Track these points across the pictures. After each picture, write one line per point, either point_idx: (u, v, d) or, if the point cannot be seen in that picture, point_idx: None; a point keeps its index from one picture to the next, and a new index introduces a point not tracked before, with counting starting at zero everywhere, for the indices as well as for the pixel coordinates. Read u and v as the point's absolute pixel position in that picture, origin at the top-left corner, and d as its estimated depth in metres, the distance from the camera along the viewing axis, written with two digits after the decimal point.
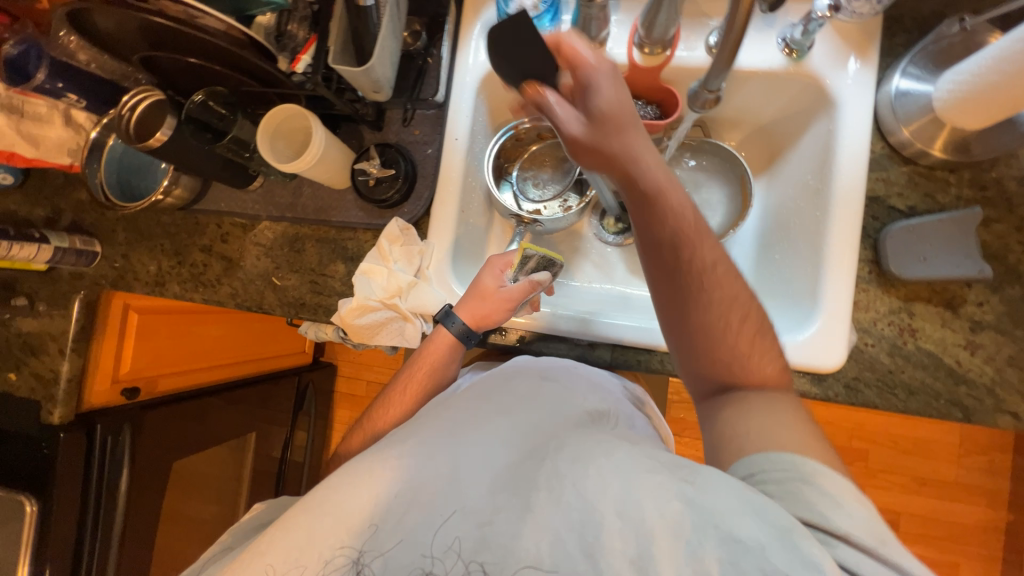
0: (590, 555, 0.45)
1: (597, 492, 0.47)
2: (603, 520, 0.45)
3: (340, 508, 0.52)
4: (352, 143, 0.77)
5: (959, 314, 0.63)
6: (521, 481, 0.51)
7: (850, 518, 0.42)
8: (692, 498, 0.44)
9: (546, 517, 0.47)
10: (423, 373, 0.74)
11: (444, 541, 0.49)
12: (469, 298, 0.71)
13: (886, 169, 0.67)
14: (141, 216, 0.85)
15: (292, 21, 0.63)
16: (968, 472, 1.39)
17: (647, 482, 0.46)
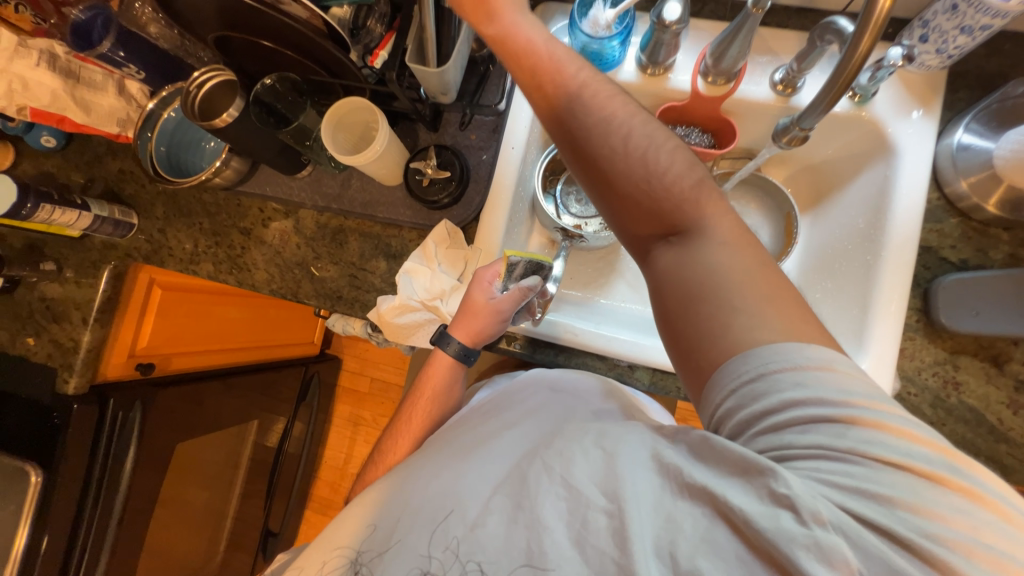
0: (578, 544, 0.43)
1: (581, 474, 0.46)
2: (587, 503, 0.44)
3: (354, 524, 0.57)
4: (407, 142, 0.77)
5: (1004, 371, 0.63)
6: (517, 474, 0.51)
7: (810, 428, 0.37)
8: (667, 462, 0.42)
9: (536, 507, 0.46)
10: (426, 401, 0.74)
11: (442, 542, 0.49)
12: (459, 315, 0.70)
13: (940, 220, 0.67)
14: (182, 192, 0.85)
15: (371, 16, 0.61)
16: None
17: (630, 456, 0.45)
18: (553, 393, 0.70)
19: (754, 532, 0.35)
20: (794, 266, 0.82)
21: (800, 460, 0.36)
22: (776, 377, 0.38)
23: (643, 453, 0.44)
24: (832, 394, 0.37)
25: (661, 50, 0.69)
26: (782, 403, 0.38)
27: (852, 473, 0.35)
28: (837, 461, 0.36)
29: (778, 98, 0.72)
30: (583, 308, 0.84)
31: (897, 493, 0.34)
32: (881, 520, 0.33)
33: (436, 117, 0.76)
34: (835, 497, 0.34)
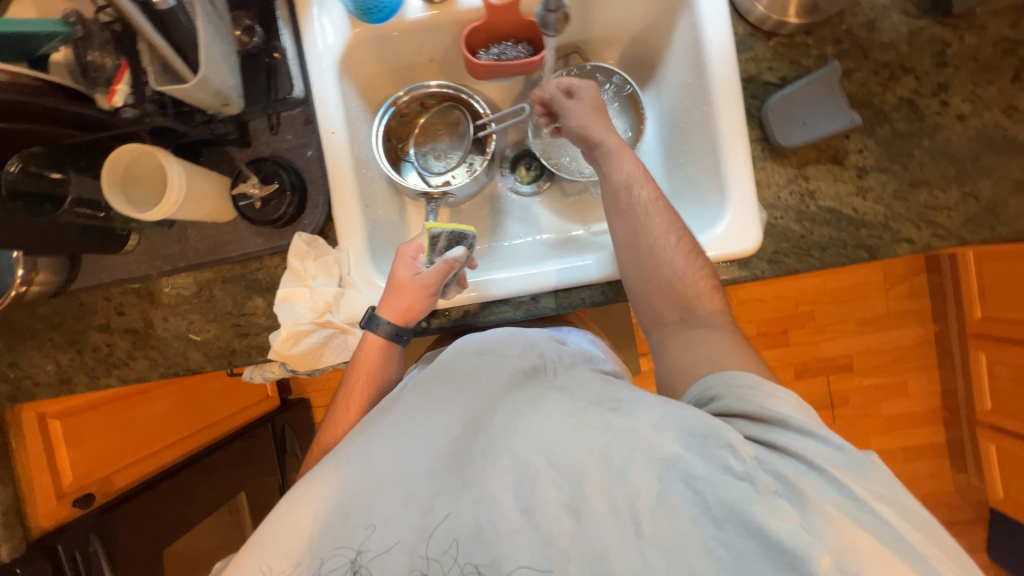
0: (528, 512, 0.45)
1: (530, 447, 0.47)
2: (538, 475, 0.46)
3: (295, 531, 0.49)
4: (224, 168, 0.70)
5: (846, 165, 0.67)
6: (461, 455, 0.49)
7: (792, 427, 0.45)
8: (616, 428, 0.46)
9: (485, 487, 0.46)
10: (363, 383, 0.68)
11: (434, 541, 0.45)
12: (386, 296, 0.67)
13: (752, 48, 0.69)
14: (12, 316, 0.75)
15: (92, 49, 0.54)
16: (897, 300, 1.55)
17: (575, 426, 0.47)
18: (479, 357, 0.60)
19: (711, 494, 0.41)
20: (654, 140, 0.83)
21: (777, 438, 0.44)
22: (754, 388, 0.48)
23: (589, 419, 0.47)
24: (789, 400, 0.47)
25: None
26: (759, 398, 0.47)
27: (808, 456, 0.42)
28: (801, 441, 0.43)
29: None
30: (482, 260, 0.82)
31: (840, 477, 0.41)
32: (826, 492, 0.40)
33: (242, 131, 0.69)
34: (788, 468, 0.41)
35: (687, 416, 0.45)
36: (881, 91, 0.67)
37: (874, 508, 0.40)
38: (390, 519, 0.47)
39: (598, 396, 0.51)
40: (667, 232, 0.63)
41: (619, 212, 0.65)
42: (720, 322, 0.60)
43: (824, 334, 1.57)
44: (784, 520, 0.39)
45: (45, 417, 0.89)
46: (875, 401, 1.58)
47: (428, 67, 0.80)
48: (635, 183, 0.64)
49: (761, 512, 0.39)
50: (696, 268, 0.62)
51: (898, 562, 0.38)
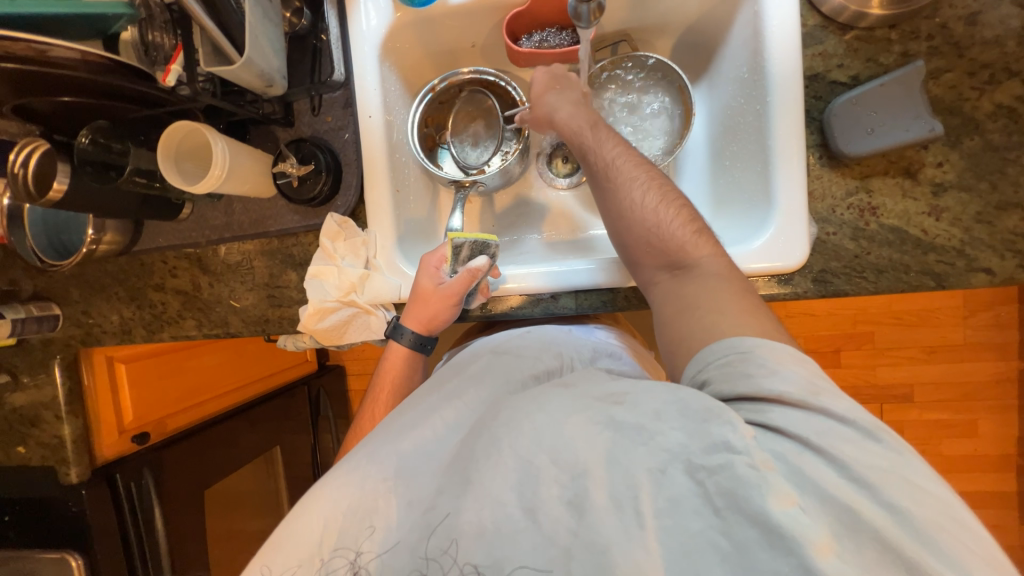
0: (530, 511, 0.42)
1: (532, 445, 0.44)
2: (541, 473, 0.43)
3: (306, 531, 0.49)
4: (269, 147, 0.73)
5: (919, 180, 0.59)
6: (465, 455, 0.47)
7: (791, 393, 0.40)
8: (620, 423, 0.43)
9: (486, 484, 0.44)
10: (388, 394, 0.72)
11: (439, 536, 0.43)
12: (411, 304, 0.70)
13: (821, 41, 0.62)
14: (87, 269, 0.84)
15: (154, 29, 0.58)
16: (977, 331, 1.38)
17: (578, 424, 0.44)
18: (496, 357, 0.61)
19: (711, 482, 0.38)
20: (701, 138, 0.78)
21: (772, 415, 0.39)
22: (749, 352, 0.44)
23: (592, 416, 0.44)
24: (788, 368, 0.42)
25: None
26: (750, 378, 0.42)
27: (811, 435, 0.38)
28: (801, 419, 0.39)
29: None
30: (507, 253, 0.81)
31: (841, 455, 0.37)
32: (826, 472, 0.36)
33: (287, 111, 0.72)
34: (788, 448, 0.38)
35: (678, 408, 0.41)
36: (974, 96, 0.58)
37: (878, 487, 0.36)
38: (394, 519, 0.47)
39: (603, 390, 0.48)
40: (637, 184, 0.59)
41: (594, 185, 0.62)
42: (715, 269, 0.53)
43: (882, 359, 1.43)
44: (782, 503, 0.35)
45: (113, 360, 1.00)
46: (934, 437, 1.44)
47: (470, 52, 0.79)
48: (615, 166, 0.60)
49: (762, 497, 0.36)
50: (680, 215, 0.57)
51: (903, 547, 0.34)
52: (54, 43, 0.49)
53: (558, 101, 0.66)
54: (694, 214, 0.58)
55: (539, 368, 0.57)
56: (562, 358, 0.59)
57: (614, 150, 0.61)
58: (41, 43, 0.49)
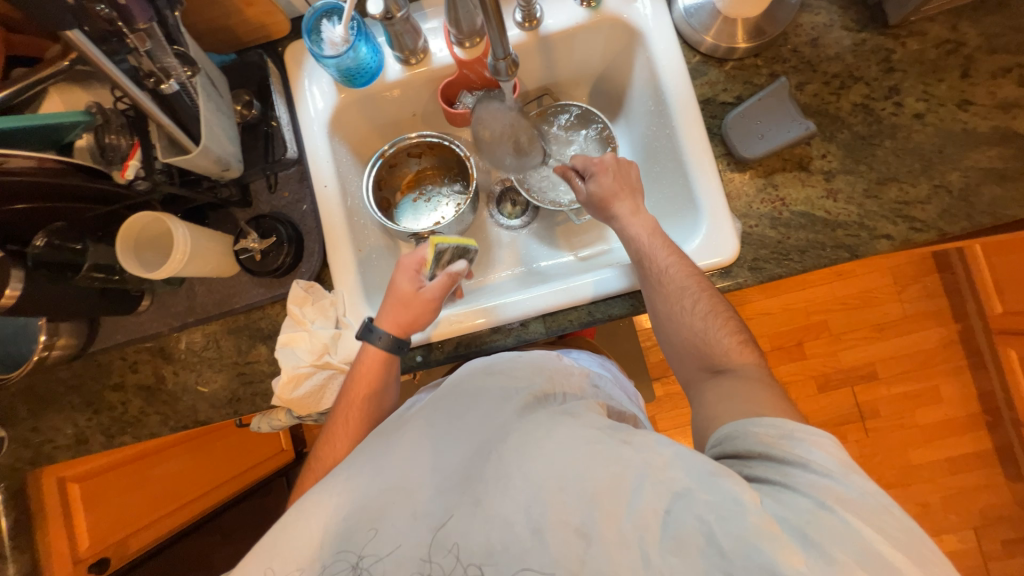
0: (537, 533, 0.43)
1: (545, 469, 0.46)
2: (548, 496, 0.44)
3: (302, 537, 0.49)
4: (228, 228, 0.76)
5: (812, 171, 0.69)
6: (473, 475, 0.49)
7: (813, 472, 0.43)
8: (627, 457, 0.45)
9: (494, 507, 0.45)
10: (360, 400, 0.67)
11: (442, 550, 0.45)
12: (388, 304, 0.69)
13: (705, 73, 0.74)
14: (37, 381, 0.79)
15: (110, 132, 0.61)
16: (911, 303, 1.51)
17: (587, 452, 0.46)
18: (487, 377, 0.58)
19: (720, 526, 0.39)
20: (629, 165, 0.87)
21: (794, 478, 0.43)
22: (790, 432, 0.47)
23: (602, 448, 0.46)
24: (817, 446, 0.45)
25: (406, 38, 0.72)
26: (784, 451, 0.46)
27: (816, 495, 0.41)
28: (813, 480, 0.42)
29: (528, 34, 0.76)
30: (475, 293, 0.84)
31: (842, 510, 0.40)
32: (842, 534, 0.38)
33: (243, 192, 0.75)
34: (790, 505, 0.41)
35: (695, 461, 0.43)
36: (834, 99, 0.70)
37: (871, 531, 0.39)
38: (394, 530, 0.47)
39: (610, 427, 0.50)
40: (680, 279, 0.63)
41: (648, 289, 0.66)
42: (755, 374, 0.58)
43: (839, 344, 1.52)
44: (788, 557, 0.37)
45: (63, 480, 0.91)
46: (907, 410, 1.50)
47: (412, 120, 0.87)
48: (648, 255, 0.66)
49: (770, 549, 0.37)
50: (726, 326, 0.62)
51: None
52: (11, 154, 0.53)
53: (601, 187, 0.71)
54: (737, 323, 0.62)
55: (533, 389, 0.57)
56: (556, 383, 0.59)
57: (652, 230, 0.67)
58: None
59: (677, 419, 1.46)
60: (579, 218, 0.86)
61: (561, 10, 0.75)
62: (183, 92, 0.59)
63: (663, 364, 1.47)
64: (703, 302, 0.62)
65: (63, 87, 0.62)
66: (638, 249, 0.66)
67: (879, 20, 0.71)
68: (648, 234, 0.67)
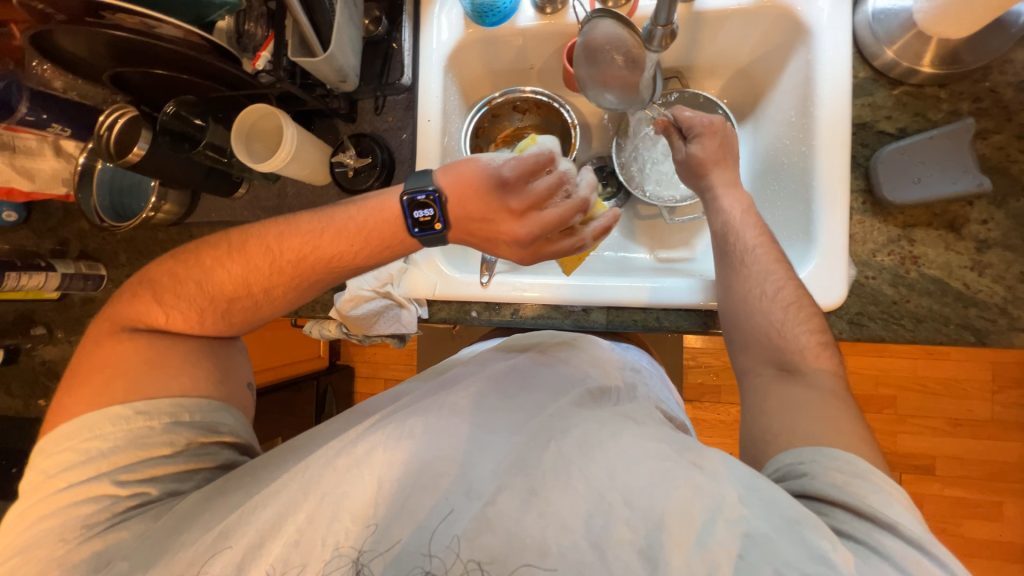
0: (597, 546, 0.41)
1: (605, 478, 0.44)
2: (611, 509, 0.42)
3: (347, 491, 0.46)
4: (329, 139, 0.77)
5: (963, 235, 0.60)
6: (530, 461, 0.46)
7: (896, 533, 0.41)
8: (700, 485, 0.43)
9: (553, 503, 0.43)
10: (336, 260, 0.59)
11: (479, 521, 0.42)
12: (469, 175, 0.59)
13: (870, 93, 0.65)
14: (138, 235, 0.86)
15: (249, 20, 0.64)
16: (1004, 409, 1.33)
17: (657, 469, 0.44)
18: (542, 359, 0.60)
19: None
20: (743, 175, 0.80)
21: (877, 538, 0.41)
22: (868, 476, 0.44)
23: (671, 468, 0.44)
24: (900, 503, 0.43)
25: None
26: (859, 492, 0.43)
27: (905, 564, 0.39)
28: (898, 544, 0.40)
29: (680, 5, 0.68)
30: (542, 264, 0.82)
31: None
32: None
33: (351, 108, 0.76)
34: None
35: (767, 503, 0.41)
36: (1022, 159, 0.59)
37: None
38: (434, 509, 0.44)
39: (678, 443, 0.48)
40: (769, 278, 0.60)
41: (722, 263, 0.65)
42: (828, 384, 0.54)
43: (903, 426, 1.38)
44: None
45: None
46: (956, 516, 1.36)
47: (527, 73, 0.84)
48: (733, 231, 0.65)
49: None
50: (806, 323, 0.58)
51: None
52: (163, 21, 0.55)
53: (703, 149, 0.69)
54: (821, 322, 0.58)
55: (591, 384, 0.56)
56: (612, 380, 0.59)
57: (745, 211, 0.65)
58: (151, 19, 0.55)
59: None
60: (671, 217, 0.80)
61: None
62: None
63: (701, 389, 1.40)
64: (786, 291, 0.60)
65: None
66: (725, 223, 0.66)
67: None
68: (740, 210, 0.66)
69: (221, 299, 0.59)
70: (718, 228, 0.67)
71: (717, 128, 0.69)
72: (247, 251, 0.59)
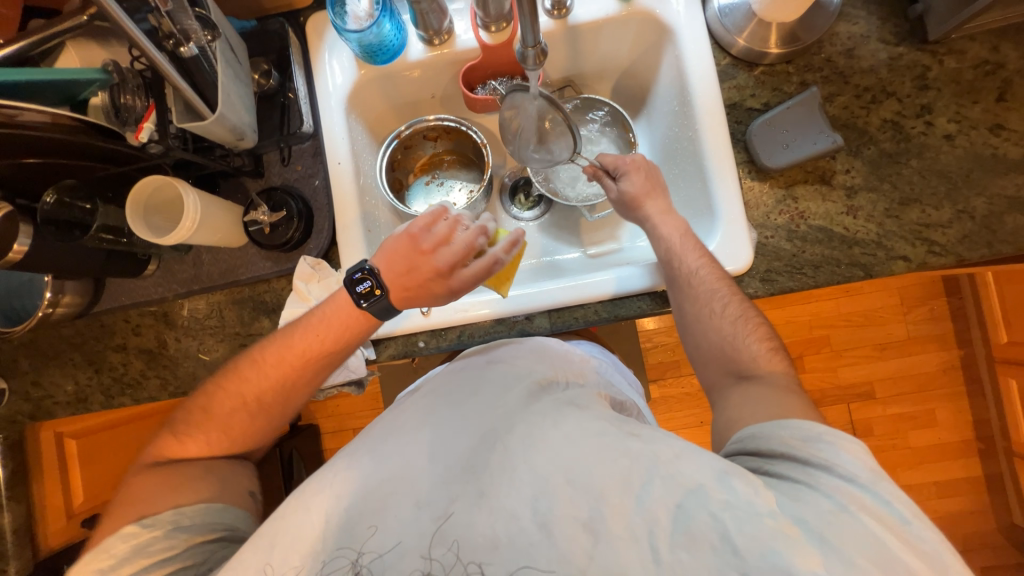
0: (544, 526, 0.43)
1: (548, 463, 0.46)
2: (556, 491, 0.44)
3: (303, 528, 0.47)
4: (238, 198, 0.75)
5: (834, 185, 0.68)
6: (478, 465, 0.48)
7: (834, 478, 0.43)
8: (635, 453, 0.45)
9: (502, 499, 0.45)
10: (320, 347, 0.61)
11: (431, 534, 0.45)
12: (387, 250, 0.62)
13: (734, 77, 0.72)
14: (39, 336, 0.79)
15: (125, 92, 0.59)
16: (917, 325, 1.50)
17: (595, 447, 0.46)
18: (489, 366, 0.60)
19: (735, 525, 0.40)
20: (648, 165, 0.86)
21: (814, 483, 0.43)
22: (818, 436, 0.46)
23: (609, 442, 0.46)
24: (842, 450, 0.45)
25: (431, 17, 0.71)
26: (808, 463, 0.45)
27: (838, 499, 0.42)
28: (831, 484, 0.43)
29: (556, 23, 0.74)
30: None
31: (861, 513, 0.40)
32: (857, 535, 0.39)
33: (256, 163, 0.74)
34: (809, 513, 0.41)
35: (703, 458, 0.44)
36: (864, 113, 0.68)
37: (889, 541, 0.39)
38: (392, 526, 0.46)
39: (618, 419, 0.50)
40: (716, 296, 0.63)
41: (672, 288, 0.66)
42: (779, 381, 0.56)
43: (841, 360, 1.52)
44: (802, 559, 0.38)
45: (61, 436, 0.92)
46: (901, 431, 1.50)
47: (430, 102, 0.86)
48: (677, 256, 0.66)
49: (782, 550, 0.38)
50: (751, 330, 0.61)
51: None
52: (25, 108, 0.52)
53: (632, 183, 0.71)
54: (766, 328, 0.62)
55: (536, 376, 0.58)
56: (557, 369, 0.60)
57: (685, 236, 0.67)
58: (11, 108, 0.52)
59: (672, 422, 1.46)
60: (592, 214, 0.86)
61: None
62: (202, 56, 0.57)
63: (663, 367, 1.46)
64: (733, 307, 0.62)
65: (80, 42, 0.61)
66: (667, 249, 0.67)
67: (918, 35, 0.69)
68: (679, 235, 0.68)
69: (223, 415, 0.61)
70: (663, 254, 0.68)
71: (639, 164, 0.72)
72: (242, 364, 0.62)
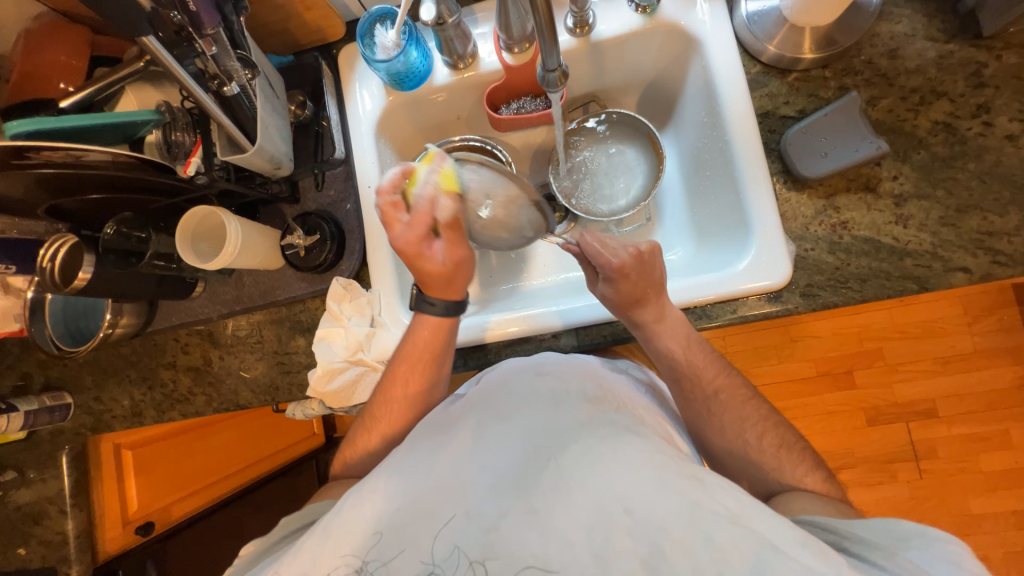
0: (598, 557, 0.42)
1: (604, 489, 0.44)
2: (612, 522, 0.43)
3: (352, 521, 0.48)
4: (276, 223, 0.79)
5: (880, 194, 0.64)
6: (528, 483, 0.47)
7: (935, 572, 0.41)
8: (698, 493, 0.43)
9: (554, 520, 0.44)
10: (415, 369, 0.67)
11: (453, 543, 0.45)
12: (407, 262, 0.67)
13: (765, 84, 0.70)
14: (100, 355, 0.85)
15: (175, 129, 0.65)
16: (983, 337, 1.38)
17: (654, 477, 0.44)
18: (537, 378, 0.57)
19: None
20: (677, 176, 0.84)
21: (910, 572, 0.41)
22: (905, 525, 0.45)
23: (669, 476, 0.44)
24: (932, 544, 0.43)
25: (456, 43, 0.72)
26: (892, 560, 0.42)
27: None
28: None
29: (578, 40, 0.74)
30: (508, 300, 0.84)
31: None
32: None
33: (293, 190, 0.77)
34: None
35: (776, 518, 0.41)
36: (911, 116, 0.64)
37: None
38: (431, 536, 0.46)
39: (678, 457, 0.48)
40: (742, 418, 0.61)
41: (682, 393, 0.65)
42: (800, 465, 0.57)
43: (897, 375, 1.41)
44: None
45: (119, 447, 0.99)
46: (971, 454, 1.37)
47: (455, 123, 0.88)
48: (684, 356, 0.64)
49: None
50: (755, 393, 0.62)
51: None
52: (88, 150, 0.56)
53: (614, 292, 0.64)
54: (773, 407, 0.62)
55: (588, 396, 0.56)
56: (607, 390, 0.58)
57: (691, 342, 0.65)
58: (77, 150, 0.56)
59: None
60: (618, 228, 0.86)
61: (615, 16, 0.73)
62: (243, 94, 0.61)
63: None
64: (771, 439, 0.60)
65: (140, 86, 0.67)
66: (670, 354, 0.65)
67: (971, 31, 0.64)
68: (682, 348, 0.65)
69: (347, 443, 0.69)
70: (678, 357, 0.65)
71: (633, 264, 0.63)
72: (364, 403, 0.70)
